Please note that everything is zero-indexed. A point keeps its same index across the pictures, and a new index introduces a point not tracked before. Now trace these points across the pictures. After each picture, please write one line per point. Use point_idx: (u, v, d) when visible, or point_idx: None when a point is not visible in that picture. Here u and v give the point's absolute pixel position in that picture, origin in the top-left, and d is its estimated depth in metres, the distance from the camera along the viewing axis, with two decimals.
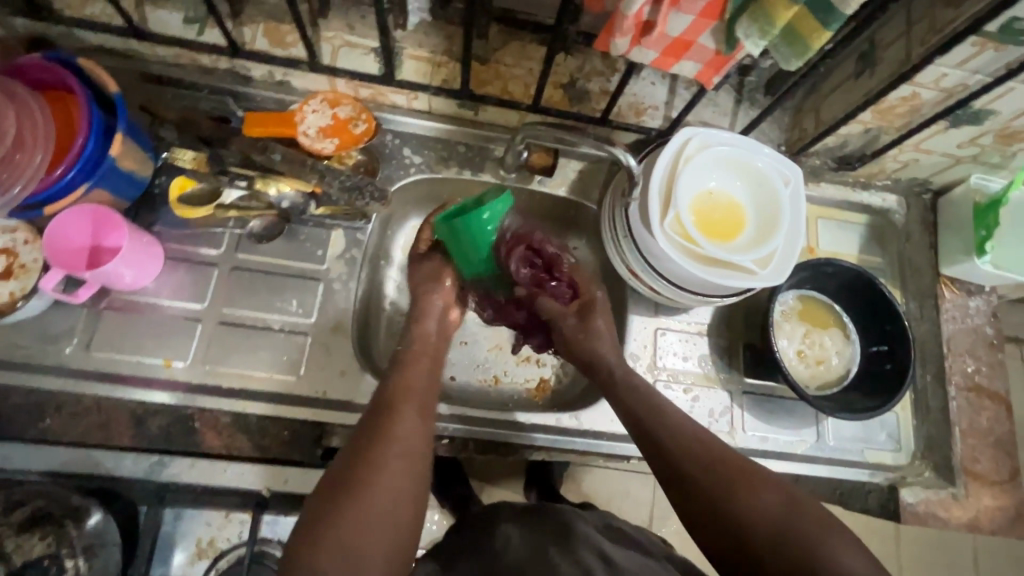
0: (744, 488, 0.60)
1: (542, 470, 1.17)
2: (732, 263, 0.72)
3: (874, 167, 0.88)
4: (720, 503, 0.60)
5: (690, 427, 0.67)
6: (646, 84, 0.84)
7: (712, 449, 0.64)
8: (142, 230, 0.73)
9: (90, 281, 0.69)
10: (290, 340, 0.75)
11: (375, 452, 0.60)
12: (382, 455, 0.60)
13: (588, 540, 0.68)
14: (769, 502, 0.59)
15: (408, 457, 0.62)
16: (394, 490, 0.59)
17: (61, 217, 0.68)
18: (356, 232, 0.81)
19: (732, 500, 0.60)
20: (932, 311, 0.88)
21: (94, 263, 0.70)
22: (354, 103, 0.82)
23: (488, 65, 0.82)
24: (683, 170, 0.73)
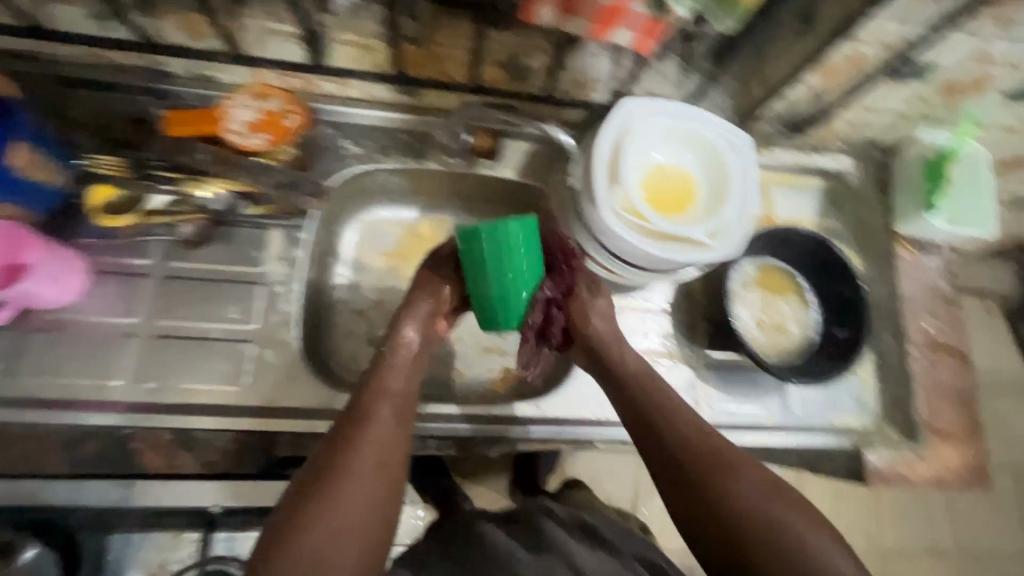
0: (737, 478, 0.59)
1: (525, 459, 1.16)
2: (683, 237, 0.71)
3: (825, 130, 0.86)
4: (713, 494, 0.58)
5: (693, 419, 0.63)
6: (590, 57, 0.77)
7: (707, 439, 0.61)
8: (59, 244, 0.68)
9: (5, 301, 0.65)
10: (231, 349, 0.71)
11: (339, 465, 0.55)
12: (349, 467, 0.55)
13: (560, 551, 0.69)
14: (753, 491, 0.58)
15: (380, 476, 0.57)
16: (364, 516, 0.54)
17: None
18: (295, 231, 0.77)
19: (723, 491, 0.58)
20: (890, 272, 0.88)
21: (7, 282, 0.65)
22: (283, 95, 0.77)
23: (427, 46, 0.76)
24: (628, 144, 0.71)
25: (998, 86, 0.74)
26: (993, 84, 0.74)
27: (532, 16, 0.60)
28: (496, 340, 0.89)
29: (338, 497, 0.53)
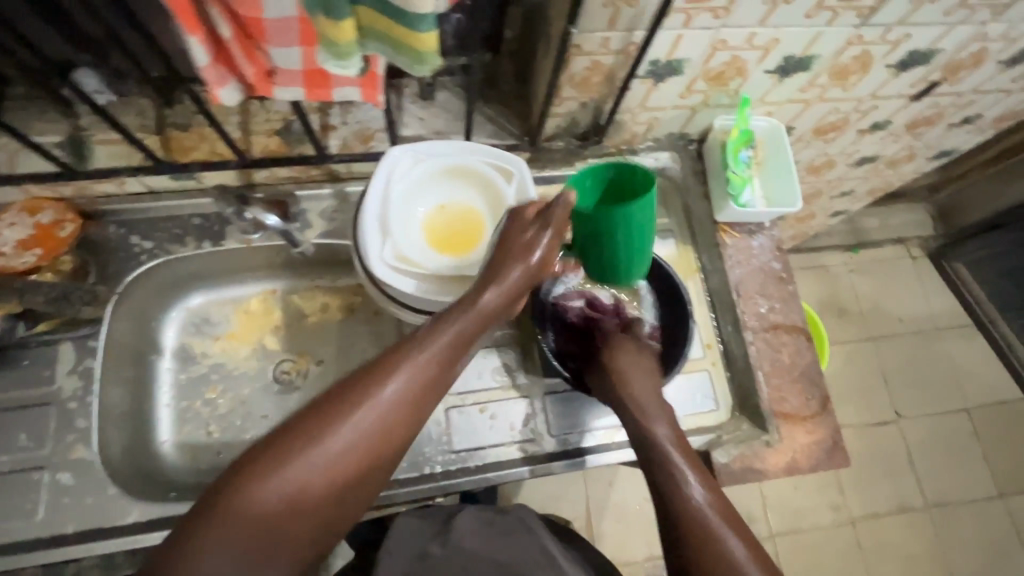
0: (700, 527, 0.60)
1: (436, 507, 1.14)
2: (468, 275, 0.70)
3: (625, 133, 0.86)
4: (698, 535, 0.60)
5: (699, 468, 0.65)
6: (367, 111, 0.81)
7: (680, 488, 0.63)
8: None
9: None
10: (26, 478, 0.69)
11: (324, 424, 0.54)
12: (324, 443, 0.54)
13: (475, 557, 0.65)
14: (737, 546, 0.59)
15: (349, 457, 0.55)
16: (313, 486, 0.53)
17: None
18: (87, 341, 0.75)
19: (696, 538, 0.59)
20: (719, 260, 0.87)
21: None
22: (56, 205, 0.75)
23: (190, 131, 0.77)
24: (395, 194, 0.70)
25: (759, 66, 0.73)
26: (754, 67, 0.73)
27: (221, 99, 0.55)
28: None
29: (283, 464, 0.53)
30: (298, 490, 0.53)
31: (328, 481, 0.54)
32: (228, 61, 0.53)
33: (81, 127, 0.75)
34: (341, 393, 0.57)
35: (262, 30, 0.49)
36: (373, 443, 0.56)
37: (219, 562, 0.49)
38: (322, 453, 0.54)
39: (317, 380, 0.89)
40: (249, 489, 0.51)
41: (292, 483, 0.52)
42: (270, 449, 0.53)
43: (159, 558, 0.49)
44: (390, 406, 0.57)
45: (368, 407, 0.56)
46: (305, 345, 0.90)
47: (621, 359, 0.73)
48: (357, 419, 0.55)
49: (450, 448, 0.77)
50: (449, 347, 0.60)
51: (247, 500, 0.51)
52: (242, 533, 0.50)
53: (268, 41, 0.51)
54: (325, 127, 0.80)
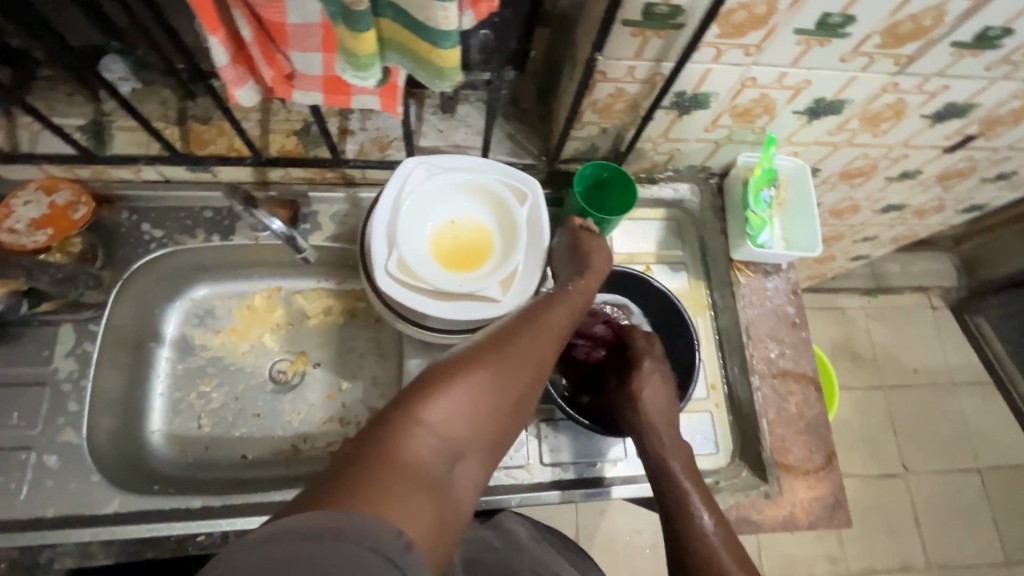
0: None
1: None
2: (473, 294, 0.68)
3: (645, 161, 0.84)
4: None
5: (720, 515, 0.62)
6: (386, 119, 0.81)
7: (697, 532, 0.60)
8: None
9: None
10: (12, 457, 0.68)
11: (492, 356, 0.50)
12: (499, 369, 0.49)
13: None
14: None
15: (505, 394, 0.49)
16: (477, 417, 0.47)
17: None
18: (87, 323, 0.74)
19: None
20: (732, 299, 0.85)
21: None
22: (72, 186, 0.76)
23: (209, 124, 0.77)
24: (405, 207, 0.69)
25: (789, 107, 0.71)
26: (782, 107, 0.72)
27: (238, 98, 0.55)
28: (337, 410, 0.87)
29: (461, 386, 0.47)
30: (475, 416, 0.47)
31: (495, 413, 0.48)
32: (247, 62, 0.52)
33: (106, 113, 0.77)
34: (500, 330, 0.53)
35: (283, 35, 0.49)
36: (535, 379, 0.52)
37: (411, 473, 0.41)
38: (496, 381, 0.49)
39: (312, 383, 0.88)
40: (429, 402, 0.45)
41: (467, 405, 0.46)
42: (440, 372, 0.47)
43: (331, 473, 0.40)
44: (541, 349, 0.53)
45: (533, 343, 0.53)
46: (303, 346, 0.90)
47: (645, 381, 0.71)
48: (526, 356, 0.51)
49: None
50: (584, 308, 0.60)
51: (431, 415, 0.44)
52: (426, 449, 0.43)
53: (289, 46, 0.50)
54: (343, 131, 0.80)
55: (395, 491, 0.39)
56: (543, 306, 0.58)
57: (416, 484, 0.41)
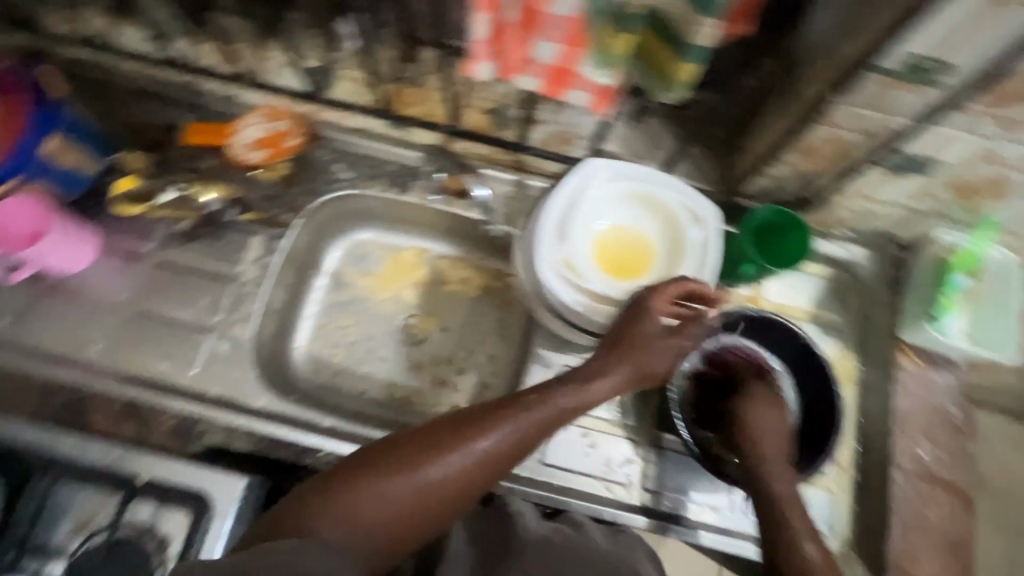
0: None
1: None
2: (623, 302, 0.69)
3: (827, 214, 0.79)
4: None
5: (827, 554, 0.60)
6: (573, 114, 0.82)
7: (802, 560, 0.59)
8: (81, 221, 0.81)
9: (28, 263, 0.76)
10: (192, 336, 0.79)
11: (417, 448, 0.57)
12: (440, 465, 0.56)
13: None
14: None
15: (447, 484, 0.56)
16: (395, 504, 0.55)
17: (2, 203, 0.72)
18: (274, 240, 0.84)
19: None
20: (888, 381, 0.78)
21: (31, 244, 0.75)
22: (293, 117, 0.85)
23: (416, 88, 0.84)
24: (579, 203, 0.70)
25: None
26: (1015, 190, 0.64)
27: (473, 71, 0.58)
28: (452, 376, 0.92)
29: (389, 483, 0.55)
30: (406, 505, 0.55)
31: (433, 502, 0.56)
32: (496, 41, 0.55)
33: (332, 61, 0.85)
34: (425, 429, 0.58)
35: (545, 24, 0.52)
36: (486, 473, 0.58)
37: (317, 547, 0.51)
38: (416, 479, 0.55)
39: (436, 345, 0.93)
40: (360, 488, 0.55)
41: (406, 493, 0.55)
42: (376, 464, 0.56)
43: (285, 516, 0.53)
44: (485, 454, 0.58)
45: (474, 445, 0.57)
46: (435, 309, 0.95)
47: (754, 411, 0.70)
48: (435, 469, 0.56)
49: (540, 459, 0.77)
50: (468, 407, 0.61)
51: (364, 505, 0.54)
52: (362, 525, 0.53)
53: (540, 32, 0.53)
54: (530, 119, 0.83)
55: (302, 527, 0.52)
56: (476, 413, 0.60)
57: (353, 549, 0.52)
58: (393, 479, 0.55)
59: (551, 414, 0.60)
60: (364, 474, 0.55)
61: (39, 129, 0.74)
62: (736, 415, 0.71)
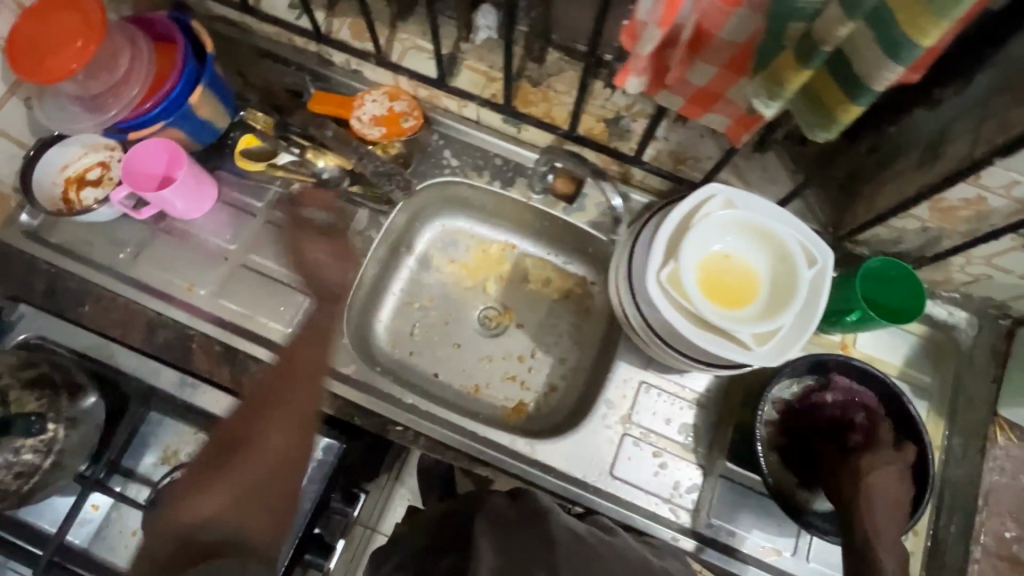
0: None
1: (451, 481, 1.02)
2: (725, 331, 0.68)
3: (938, 274, 0.77)
4: None
5: None
6: (692, 135, 0.82)
7: None
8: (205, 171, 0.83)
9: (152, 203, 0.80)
10: (293, 296, 0.82)
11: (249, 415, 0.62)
12: (235, 458, 0.59)
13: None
14: None
15: (275, 457, 0.59)
16: (229, 493, 0.56)
17: (142, 146, 0.78)
18: (379, 215, 0.87)
19: None
20: (977, 455, 0.76)
21: (158, 187, 0.79)
22: (409, 100, 0.87)
23: (539, 88, 0.85)
24: (695, 227, 0.70)
25: None
26: None
27: (625, 83, 0.59)
28: (523, 372, 0.93)
29: (234, 468, 0.58)
30: (247, 488, 0.56)
31: (267, 462, 0.58)
32: (657, 56, 0.56)
33: (460, 49, 0.86)
34: (231, 422, 0.61)
35: (715, 48, 0.53)
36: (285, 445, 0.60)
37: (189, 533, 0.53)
38: (235, 466, 0.58)
39: (511, 340, 0.94)
40: (213, 471, 0.58)
41: (257, 457, 0.58)
42: (212, 469, 0.58)
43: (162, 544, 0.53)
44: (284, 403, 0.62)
45: (267, 407, 0.62)
46: (514, 305, 0.96)
47: (878, 474, 0.66)
48: (261, 426, 0.60)
49: (609, 471, 0.77)
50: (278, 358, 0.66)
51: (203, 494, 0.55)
52: (212, 529, 0.53)
53: (706, 57, 0.54)
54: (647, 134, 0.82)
55: (173, 556, 0.52)
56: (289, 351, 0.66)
57: (182, 549, 0.52)
58: (219, 474, 0.57)
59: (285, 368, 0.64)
60: (214, 466, 0.58)
61: (184, 78, 0.76)
62: (850, 464, 0.68)
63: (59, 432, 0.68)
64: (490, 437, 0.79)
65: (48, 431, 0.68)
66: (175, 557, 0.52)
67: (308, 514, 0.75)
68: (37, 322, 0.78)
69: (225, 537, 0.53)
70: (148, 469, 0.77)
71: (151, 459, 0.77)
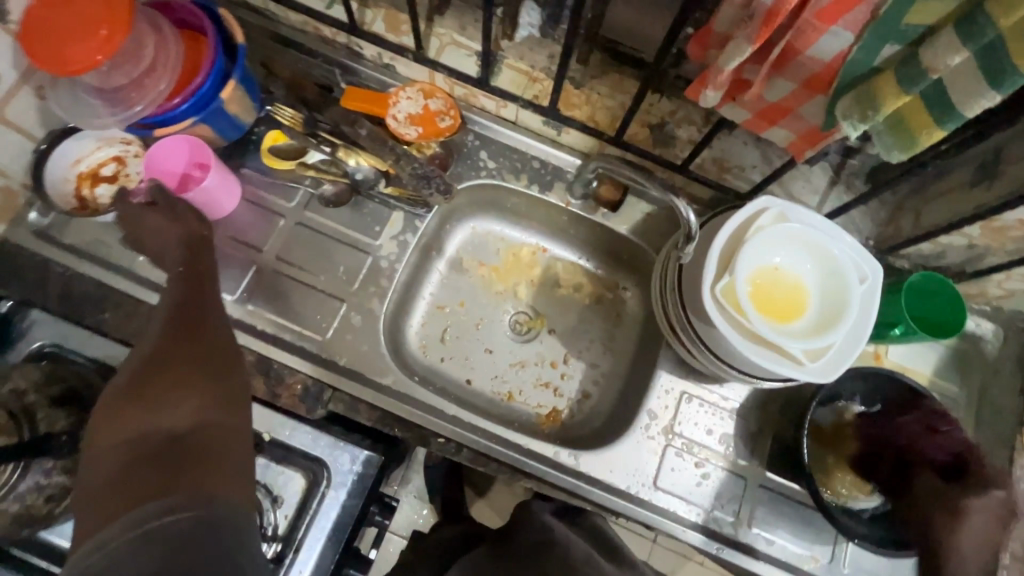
0: None
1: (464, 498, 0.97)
2: (778, 346, 0.68)
3: (974, 288, 0.78)
4: None
5: None
6: (737, 143, 0.78)
7: None
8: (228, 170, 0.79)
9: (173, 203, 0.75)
10: (327, 303, 0.79)
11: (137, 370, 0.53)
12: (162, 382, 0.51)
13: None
14: None
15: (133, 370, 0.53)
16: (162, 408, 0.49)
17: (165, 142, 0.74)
18: (415, 219, 0.84)
19: None
20: (1003, 462, 0.78)
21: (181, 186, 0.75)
22: (446, 98, 0.84)
23: (581, 90, 0.80)
24: (749, 241, 0.69)
25: None
26: None
27: (699, 96, 0.58)
28: (555, 378, 0.90)
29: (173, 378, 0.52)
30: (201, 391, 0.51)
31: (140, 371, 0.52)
32: (736, 71, 0.55)
33: (500, 46, 0.80)
34: (157, 344, 0.55)
35: (799, 63, 0.51)
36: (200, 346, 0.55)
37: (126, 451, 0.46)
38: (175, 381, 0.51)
39: (544, 347, 0.91)
40: (125, 410, 0.49)
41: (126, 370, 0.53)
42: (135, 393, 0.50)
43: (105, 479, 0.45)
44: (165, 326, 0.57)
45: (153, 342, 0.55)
46: (546, 310, 0.93)
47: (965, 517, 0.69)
48: (162, 365, 0.52)
49: (653, 482, 0.77)
50: (175, 298, 0.61)
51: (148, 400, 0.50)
52: (169, 427, 0.48)
53: (786, 72, 0.53)
54: (693, 141, 0.80)
55: (127, 466, 0.45)
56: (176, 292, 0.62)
57: (141, 455, 0.46)
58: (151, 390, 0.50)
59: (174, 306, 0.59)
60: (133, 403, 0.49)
61: (213, 73, 0.71)
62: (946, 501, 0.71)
63: None
64: (533, 448, 0.78)
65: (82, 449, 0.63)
66: (163, 454, 0.46)
67: (348, 530, 0.72)
68: (53, 329, 0.74)
69: (179, 437, 0.47)
70: None
71: None
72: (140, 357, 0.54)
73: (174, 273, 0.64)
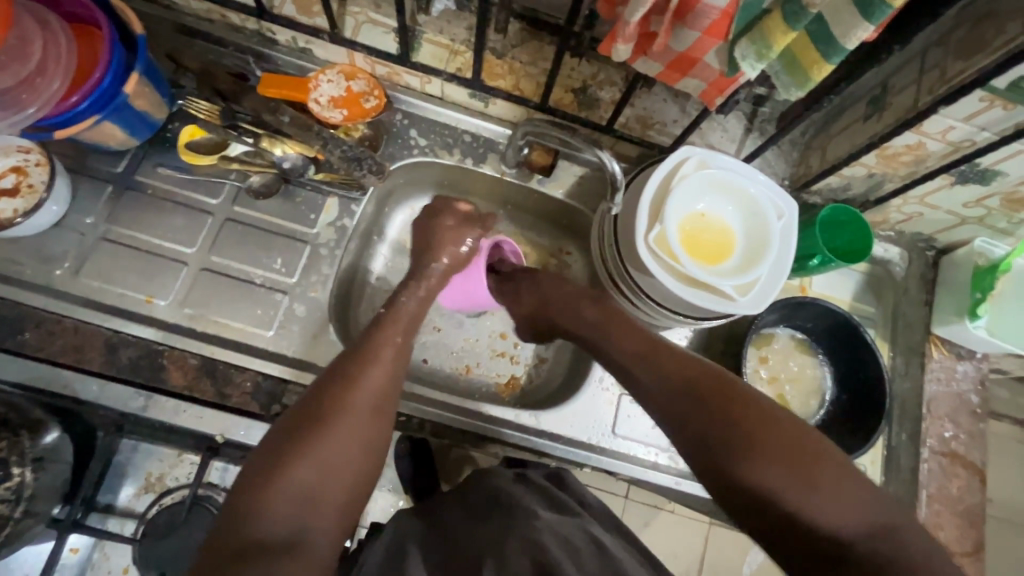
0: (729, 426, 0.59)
1: (423, 461, 0.95)
2: (710, 285, 0.72)
3: (878, 215, 0.86)
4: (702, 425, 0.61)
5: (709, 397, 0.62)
6: (656, 100, 0.83)
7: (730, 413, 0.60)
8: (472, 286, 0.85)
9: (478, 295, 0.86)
10: (267, 296, 0.77)
11: (335, 402, 0.59)
12: (360, 382, 0.61)
13: (553, 527, 0.64)
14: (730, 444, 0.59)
15: (371, 412, 0.61)
16: (316, 484, 0.55)
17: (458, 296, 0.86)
18: (351, 203, 0.83)
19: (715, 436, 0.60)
20: (918, 370, 0.87)
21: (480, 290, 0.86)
22: (369, 78, 0.81)
23: (503, 59, 0.80)
24: (671, 185, 0.73)
25: None
26: None
27: (611, 50, 0.60)
28: (510, 347, 0.91)
29: (349, 406, 0.59)
30: (372, 426, 0.60)
31: (330, 431, 0.57)
32: (641, 23, 0.57)
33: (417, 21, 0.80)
34: (349, 387, 0.60)
35: (696, 8, 0.53)
36: (368, 421, 0.60)
37: (274, 512, 0.52)
38: (361, 388, 0.61)
39: (495, 319, 0.92)
40: (286, 470, 0.54)
41: (331, 432, 0.57)
42: (324, 405, 0.59)
43: (291, 432, 0.57)
44: (377, 380, 0.62)
45: (356, 384, 0.61)
46: None
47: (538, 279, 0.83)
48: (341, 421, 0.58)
49: (611, 430, 0.81)
50: (379, 386, 0.62)
51: (294, 480, 0.54)
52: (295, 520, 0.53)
53: (689, 19, 0.54)
54: (615, 101, 0.82)
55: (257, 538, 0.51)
56: (369, 338, 0.66)
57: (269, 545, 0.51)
58: (304, 453, 0.55)
59: (378, 361, 0.63)
60: (307, 429, 0.57)
61: (113, 67, 0.67)
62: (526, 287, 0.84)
63: (27, 476, 0.68)
64: (495, 415, 0.80)
65: (15, 475, 0.67)
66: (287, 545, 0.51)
67: None
68: None
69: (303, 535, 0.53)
70: (128, 501, 0.82)
71: (130, 491, 0.82)
72: (319, 391, 0.60)
73: (412, 305, 0.72)
